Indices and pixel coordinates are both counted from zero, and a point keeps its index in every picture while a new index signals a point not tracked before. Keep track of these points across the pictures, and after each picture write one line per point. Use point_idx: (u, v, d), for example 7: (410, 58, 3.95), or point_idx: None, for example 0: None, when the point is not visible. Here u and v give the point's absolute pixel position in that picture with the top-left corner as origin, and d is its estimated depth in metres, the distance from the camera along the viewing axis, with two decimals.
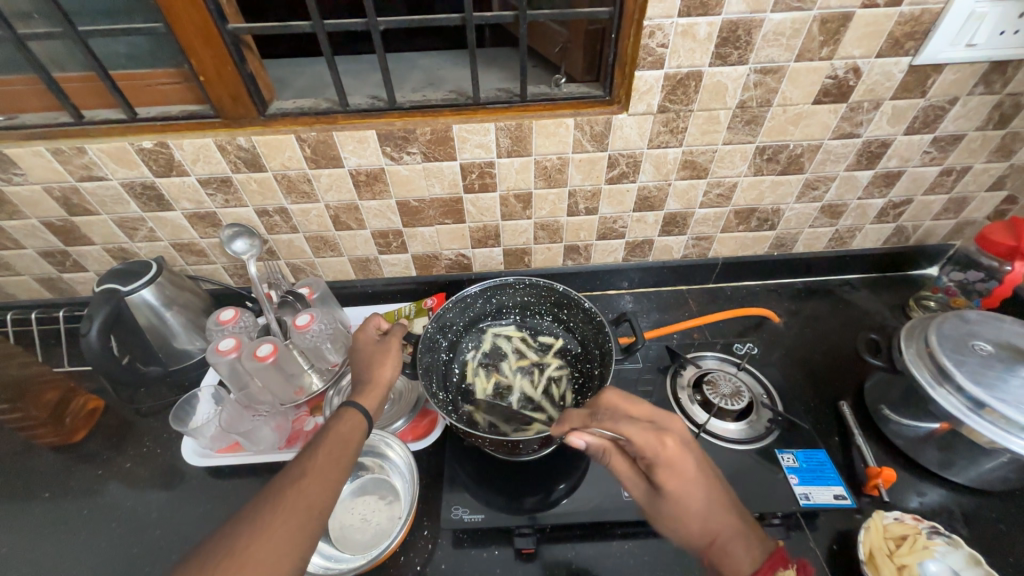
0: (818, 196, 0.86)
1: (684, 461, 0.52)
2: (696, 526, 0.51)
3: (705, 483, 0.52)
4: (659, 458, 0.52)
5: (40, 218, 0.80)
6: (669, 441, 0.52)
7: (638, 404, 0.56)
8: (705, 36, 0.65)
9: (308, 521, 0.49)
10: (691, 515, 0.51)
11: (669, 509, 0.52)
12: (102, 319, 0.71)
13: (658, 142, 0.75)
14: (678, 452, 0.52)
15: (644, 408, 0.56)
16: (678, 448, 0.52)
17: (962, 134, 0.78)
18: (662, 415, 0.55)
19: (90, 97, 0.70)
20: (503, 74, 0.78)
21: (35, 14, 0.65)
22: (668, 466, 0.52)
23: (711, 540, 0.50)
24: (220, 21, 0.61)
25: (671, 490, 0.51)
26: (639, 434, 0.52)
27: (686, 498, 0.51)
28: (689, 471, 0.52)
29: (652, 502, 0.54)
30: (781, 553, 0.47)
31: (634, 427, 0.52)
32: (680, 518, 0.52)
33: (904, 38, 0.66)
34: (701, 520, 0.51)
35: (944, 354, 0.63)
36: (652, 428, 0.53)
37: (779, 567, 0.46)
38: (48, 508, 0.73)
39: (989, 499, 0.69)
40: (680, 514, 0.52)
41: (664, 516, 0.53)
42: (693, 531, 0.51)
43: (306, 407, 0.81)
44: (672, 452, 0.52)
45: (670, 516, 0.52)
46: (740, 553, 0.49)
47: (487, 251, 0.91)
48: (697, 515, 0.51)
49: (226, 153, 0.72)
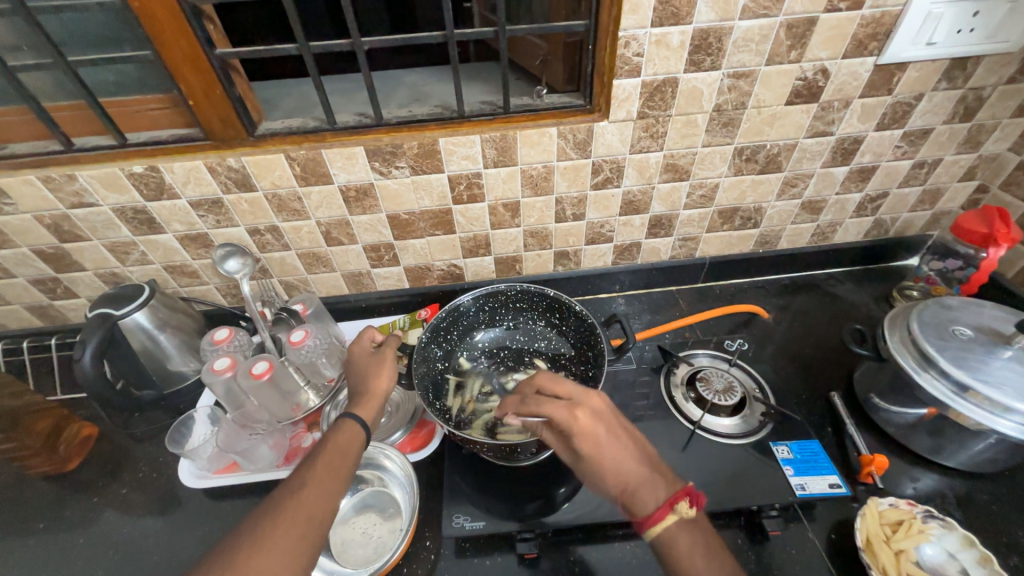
0: (797, 193, 0.88)
1: (593, 426, 0.55)
2: (609, 479, 0.55)
3: (617, 443, 0.56)
4: (569, 427, 0.55)
5: (30, 246, 0.80)
6: (580, 414, 0.55)
7: (562, 383, 0.59)
8: (678, 44, 0.67)
9: (310, 532, 0.50)
10: (605, 471, 0.55)
11: (587, 467, 0.57)
12: (95, 343, 0.71)
13: (639, 147, 0.78)
14: (590, 422, 0.55)
15: (565, 387, 0.58)
16: (591, 419, 0.56)
17: (930, 128, 0.81)
18: (581, 391, 0.58)
19: (80, 125, 0.71)
20: (486, 87, 0.80)
21: (24, 46, 0.66)
22: (580, 435, 0.55)
23: (622, 489, 0.55)
24: (207, 47, 0.63)
25: (585, 451, 0.55)
26: (550, 408, 0.56)
27: (600, 457, 0.55)
28: (600, 434, 0.55)
29: (574, 462, 0.58)
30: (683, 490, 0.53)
31: (551, 407, 0.56)
32: (596, 474, 0.56)
33: (867, 40, 0.69)
34: (613, 473, 0.55)
35: (927, 340, 0.65)
36: (564, 404, 0.56)
37: (676, 502, 0.52)
38: (43, 539, 0.72)
39: (981, 481, 0.71)
40: (596, 471, 0.56)
41: (585, 473, 0.57)
42: (607, 484, 0.55)
43: (304, 423, 0.81)
44: (585, 424, 0.55)
45: (590, 473, 0.56)
46: (646, 497, 0.53)
47: (478, 260, 0.92)
48: (609, 470, 0.55)
49: (216, 174, 0.73)
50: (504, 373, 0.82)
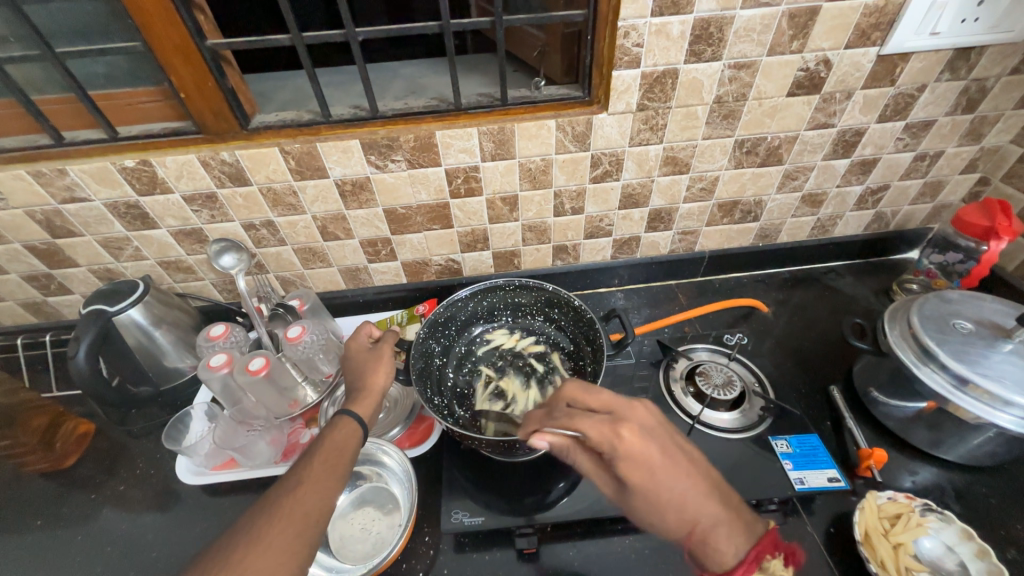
0: (798, 186, 0.87)
1: (647, 450, 0.50)
2: (673, 518, 0.49)
3: (677, 475, 0.50)
4: (616, 451, 0.50)
5: (22, 241, 0.79)
6: (625, 433, 0.50)
7: (598, 396, 0.55)
8: (679, 35, 0.66)
9: (306, 530, 0.49)
10: (668, 507, 0.49)
11: (642, 502, 0.50)
12: (89, 340, 0.70)
13: (639, 140, 0.77)
14: (639, 443, 0.50)
15: (601, 399, 0.55)
16: (638, 438, 0.51)
17: (932, 120, 0.80)
18: (623, 405, 0.54)
19: (70, 118, 0.70)
20: (483, 79, 0.79)
21: (10, 37, 0.64)
22: (627, 459, 0.50)
23: (691, 532, 0.48)
24: (198, 38, 0.62)
25: (637, 481, 0.50)
26: (592, 427, 0.52)
27: (657, 488, 0.49)
28: (653, 460, 0.50)
29: (624, 496, 0.52)
30: (768, 538, 0.46)
31: (590, 423, 0.52)
32: (655, 510, 0.50)
33: (870, 29, 0.68)
34: (677, 511, 0.49)
35: (927, 334, 0.65)
36: (606, 422, 0.52)
37: (763, 553, 0.46)
38: (41, 536, 0.72)
39: (979, 474, 0.71)
40: (654, 506, 0.50)
41: (639, 509, 0.51)
42: (671, 524, 0.49)
43: (302, 419, 0.81)
44: (632, 446, 0.50)
45: (647, 509, 0.50)
46: (722, 545, 0.47)
47: (476, 255, 0.91)
48: (672, 506, 0.49)
49: (209, 168, 0.72)
50: (502, 369, 0.81)
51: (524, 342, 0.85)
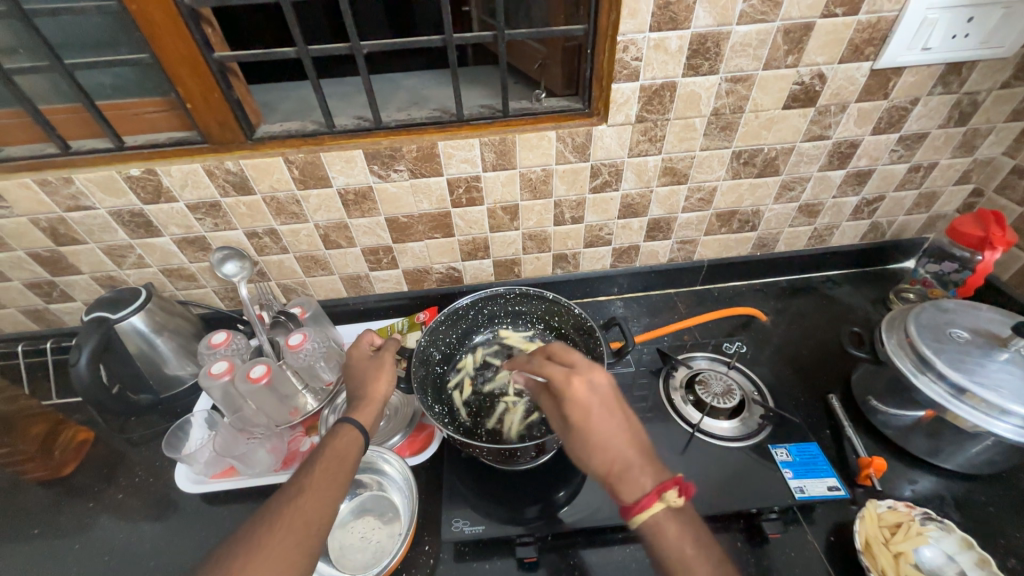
0: (795, 196, 0.89)
1: (586, 394, 0.56)
2: (596, 457, 0.53)
3: (610, 420, 0.55)
4: (564, 394, 0.56)
5: (26, 249, 0.79)
6: (576, 380, 0.56)
7: (571, 353, 0.61)
8: (677, 49, 0.68)
9: (306, 539, 0.49)
10: (595, 446, 0.54)
11: (575, 440, 0.55)
12: (91, 348, 0.70)
13: (638, 151, 0.78)
14: (584, 390, 0.56)
15: (572, 357, 0.60)
16: (586, 386, 0.56)
17: (926, 133, 0.82)
18: (585, 362, 0.59)
19: (77, 128, 0.71)
20: (485, 91, 0.80)
21: (21, 48, 0.66)
22: (573, 401, 0.55)
23: (609, 469, 0.53)
24: (205, 50, 0.63)
25: (575, 421, 0.55)
26: (553, 370, 0.58)
27: (590, 429, 0.54)
28: (593, 405, 0.55)
29: (563, 435, 0.57)
30: (674, 478, 0.51)
31: (551, 368, 0.58)
32: (582, 448, 0.54)
33: (863, 45, 0.70)
34: (602, 451, 0.53)
35: (924, 342, 0.65)
36: (565, 369, 0.57)
37: (665, 490, 0.50)
38: (39, 545, 0.71)
39: (977, 483, 0.71)
40: (583, 445, 0.54)
41: (572, 448, 0.56)
42: (594, 461, 0.54)
43: (302, 427, 0.81)
44: (579, 391, 0.56)
45: (576, 447, 0.55)
46: (634, 481, 0.51)
47: (477, 263, 0.92)
48: (597, 446, 0.54)
49: (214, 177, 0.73)
50: (502, 376, 0.81)
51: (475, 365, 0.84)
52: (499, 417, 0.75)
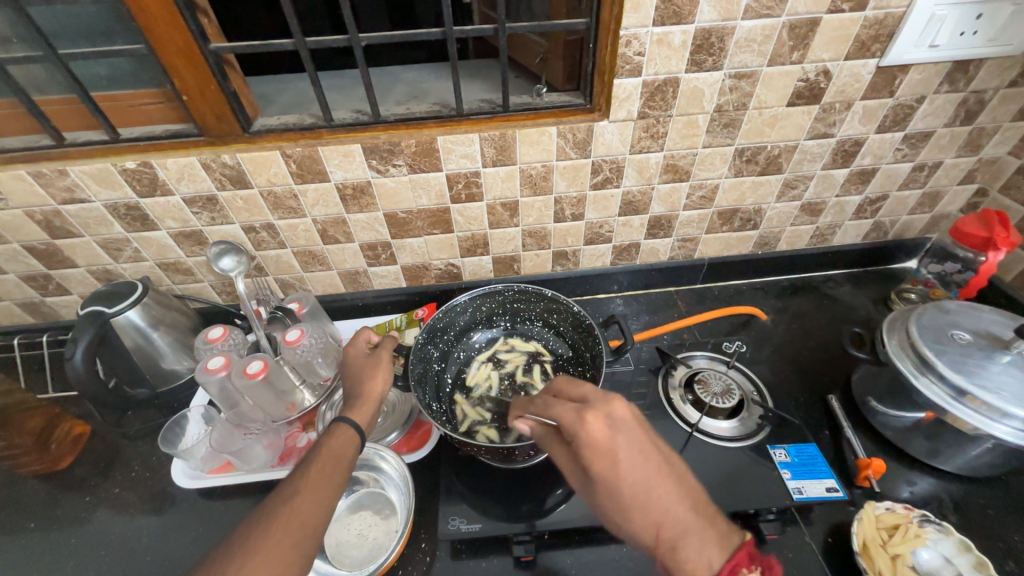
0: (797, 195, 0.88)
1: (612, 440, 0.47)
2: (641, 523, 0.45)
3: (648, 473, 0.46)
4: (581, 439, 0.47)
5: (21, 242, 0.79)
6: (593, 423, 0.48)
7: (580, 386, 0.53)
8: (680, 44, 0.66)
9: (302, 540, 0.49)
10: (633, 507, 0.45)
11: (607, 498, 0.46)
12: (86, 341, 0.70)
13: (639, 147, 0.77)
14: (604, 433, 0.47)
15: (581, 390, 0.53)
16: (606, 430, 0.47)
17: (931, 131, 0.81)
18: (600, 396, 0.51)
19: (72, 119, 0.70)
20: (485, 85, 0.79)
21: (14, 37, 0.65)
22: (593, 449, 0.47)
23: (659, 540, 0.44)
24: (202, 41, 0.62)
25: (603, 474, 0.46)
26: (565, 414, 0.50)
27: (623, 484, 0.45)
28: (620, 455, 0.46)
29: (592, 493, 0.48)
30: (744, 550, 0.41)
31: (561, 408, 0.50)
32: (621, 510, 0.46)
33: (870, 41, 0.69)
34: (646, 516, 0.44)
35: (925, 344, 0.65)
36: (576, 409, 0.49)
37: (737, 567, 0.41)
38: (35, 538, 0.71)
39: (976, 485, 0.71)
40: (621, 507, 0.46)
41: (607, 509, 0.47)
42: (638, 527, 0.45)
43: (299, 423, 0.81)
44: (596, 435, 0.47)
45: (612, 506, 0.46)
46: (694, 556, 0.42)
47: (476, 260, 0.91)
48: (640, 508, 0.45)
49: (210, 171, 0.72)
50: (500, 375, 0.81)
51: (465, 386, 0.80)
52: (497, 418, 0.75)
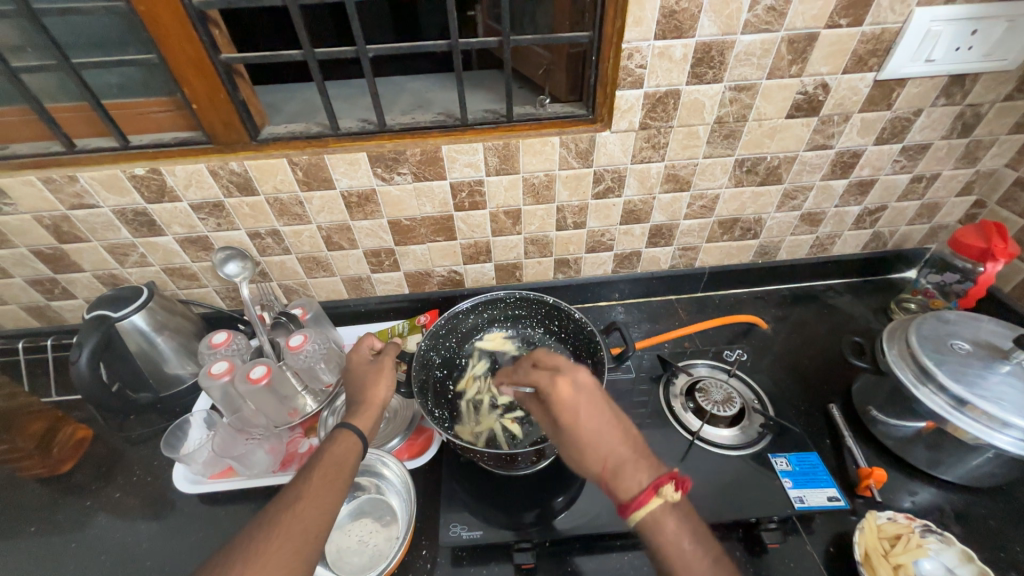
0: (797, 205, 0.89)
1: (574, 397, 0.57)
2: (592, 455, 0.56)
3: (601, 418, 0.57)
4: (552, 396, 0.57)
5: (29, 246, 0.79)
6: (562, 383, 0.57)
7: (556, 357, 0.62)
8: (681, 57, 0.68)
9: (304, 546, 0.49)
10: (587, 446, 0.56)
11: (569, 440, 0.57)
12: (92, 345, 0.70)
13: (641, 157, 0.78)
14: (569, 392, 0.57)
15: (557, 359, 0.62)
16: (572, 388, 0.58)
17: (928, 144, 0.82)
18: (569, 363, 0.61)
19: (83, 126, 0.71)
20: (489, 95, 0.80)
21: (29, 46, 0.66)
22: (560, 404, 0.57)
23: (605, 468, 0.55)
24: (213, 52, 0.63)
25: (566, 422, 0.57)
26: (543, 377, 0.59)
27: (580, 428, 0.56)
28: (581, 407, 0.57)
29: (559, 437, 0.59)
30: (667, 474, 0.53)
31: (537, 373, 0.60)
32: (578, 448, 0.56)
33: (867, 56, 0.70)
34: (596, 451, 0.56)
35: (925, 353, 0.65)
36: (550, 374, 0.59)
37: (661, 485, 0.52)
38: (35, 541, 0.71)
39: (978, 495, 0.71)
40: (578, 445, 0.56)
41: (569, 449, 0.58)
42: (590, 460, 0.56)
43: (301, 428, 0.81)
44: (564, 392, 0.57)
45: (570, 447, 0.57)
46: (630, 479, 0.53)
47: (478, 267, 0.92)
48: (592, 445, 0.56)
49: (218, 178, 0.73)
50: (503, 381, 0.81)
51: (486, 416, 0.76)
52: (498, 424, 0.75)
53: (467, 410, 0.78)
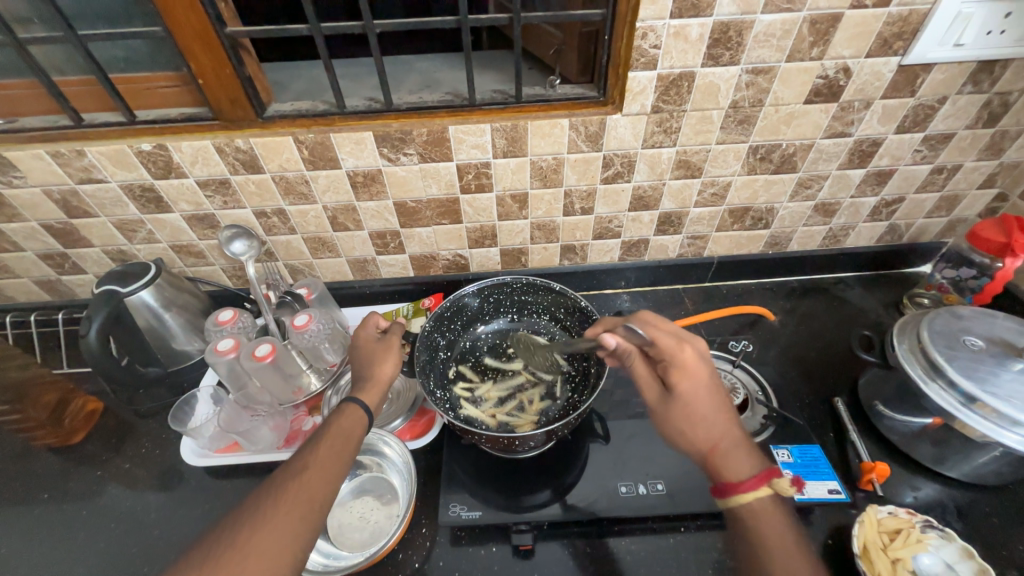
0: (811, 195, 0.87)
1: (699, 368, 0.58)
2: (701, 431, 0.55)
3: (717, 396, 0.57)
4: (676, 360, 0.58)
5: (40, 220, 0.80)
6: (687, 350, 0.58)
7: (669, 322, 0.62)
8: (697, 37, 0.66)
9: (310, 514, 0.50)
10: (700, 420, 0.56)
11: (680, 411, 0.56)
12: (101, 320, 0.71)
13: (652, 142, 0.76)
14: (695, 361, 0.58)
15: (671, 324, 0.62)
16: (696, 357, 0.58)
17: (952, 133, 0.79)
18: (686, 330, 0.61)
19: (90, 100, 0.71)
20: (498, 75, 0.79)
21: (35, 18, 0.65)
22: (682, 370, 0.57)
23: (714, 448, 0.55)
24: (218, 25, 0.62)
25: (684, 390, 0.57)
26: (668, 342, 0.58)
27: (698, 402, 0.56)
28: (703, 380, 0.57)
29: (668, 405, 0.58)
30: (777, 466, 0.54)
31: (663, 333, 0.59)
32: (689, 421, 0.56)
33: (893, 39, 0.67)
34: (707, 428, 0.55)
35: (936, 349, 0.64)
36: (673, 337, 0.59)
37: (774, 476, 0.52)
38: (48, 509, 0.73)
39: (981, 493, 0.70)
40: (688, 418, 0.56)
41: (673, 420, 0.57)
42: (699, 435, 0.55)
43: (305, 407, 0.82)
44: (688, 358, 0.58)
45: (678, 418, 0.56)
46: (739, 463, 0.54)
47: (484, 251, 0.91)
48: (705, 420, 0.56)
49: (224, 155, 0.72)
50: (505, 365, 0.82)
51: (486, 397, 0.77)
52: (495, 405, 0.76)
53: (473, 407, 0.75)
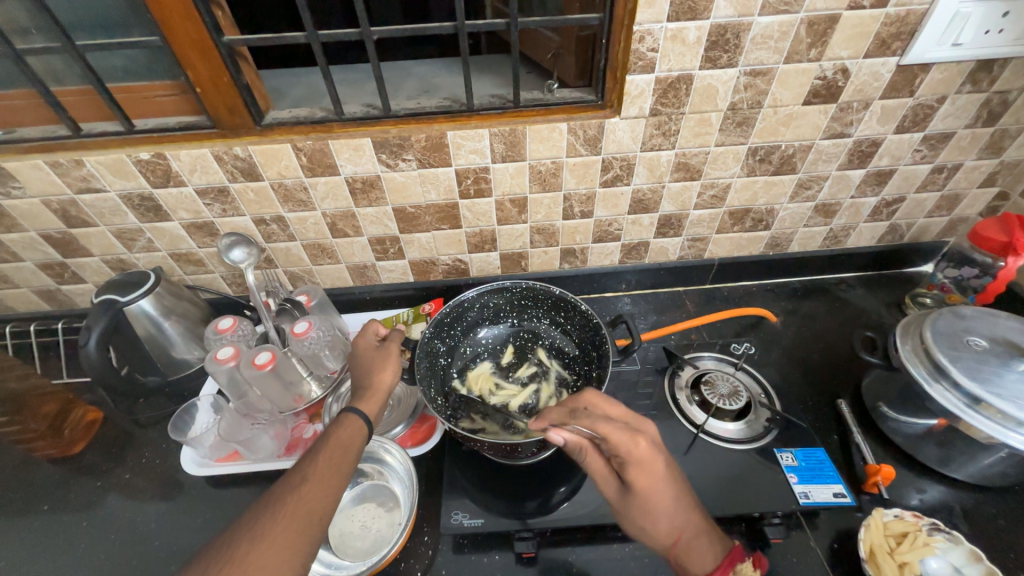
0: (811, 196, 0.86)
1: (656, 461, 0.55)
2: (664, 526, 0.55)
3: (677, 488, 0.56)
4: (633, 457, 0.54)
5: (38, 230, 0.80)
6: (643, 444, 0.55)
7: (615, 407, 0.59)
8: (695, 40, 0.65)
9: (309, 527, 0.49)
10: (658, 514, 0.55)
11: (640, 506, 0.55)
12: (100, 330, 0.71)
13: (651, 145, 0.76)
14: (651, 454, 0.55)
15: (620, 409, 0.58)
16: (651, 450, 0.55)
17: (951, 132, 0.79)
18: (635, 418, 0.58)
19: (88, 110, 0.71)
20: (497, 80, 0.79)
21: (33, 28, 0.65)
22: (639, 466, 0.54)
23: (676, 540, 0.55)
24: (215, 34, 0.62)
25: (643, 486, 0.54)
26: (623, 436, 0.54)
27: (656, 499, 0.54)
28: (660, 472, 0.55)
29: (626, 498, 0.56)
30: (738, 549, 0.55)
31: (613, 428, 0.55)
32: (652, 515, 0.55)
33: (890, 39, 0.67)
34: (669, 521, 0.55)
35: (940, 350, 0.63)
36: (627, 430, 0.55)
37: (736, 560, 0.54)
38: (48, 520, 0.73)
39: (987, 494, 0.69)
40: (648, 512, 0.55)
41: (633, 513, 0.56)
42: (660, 532, 0.55)
43: (305, 414, 0.81)
44: (645, 453, 0.54)
45: (638, 514, 0.56)
46: (707, 550, 0.54)
47: (483, 256, 0.91)
48: (666, 514, 0.55)
49: (222, 163, 0.72)
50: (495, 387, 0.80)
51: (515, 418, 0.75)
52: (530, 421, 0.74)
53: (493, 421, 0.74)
